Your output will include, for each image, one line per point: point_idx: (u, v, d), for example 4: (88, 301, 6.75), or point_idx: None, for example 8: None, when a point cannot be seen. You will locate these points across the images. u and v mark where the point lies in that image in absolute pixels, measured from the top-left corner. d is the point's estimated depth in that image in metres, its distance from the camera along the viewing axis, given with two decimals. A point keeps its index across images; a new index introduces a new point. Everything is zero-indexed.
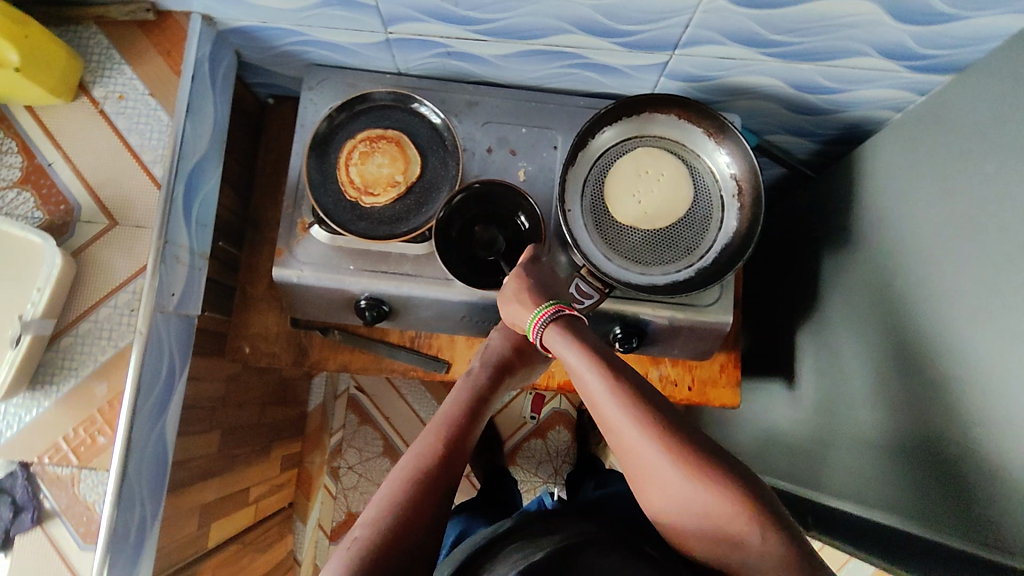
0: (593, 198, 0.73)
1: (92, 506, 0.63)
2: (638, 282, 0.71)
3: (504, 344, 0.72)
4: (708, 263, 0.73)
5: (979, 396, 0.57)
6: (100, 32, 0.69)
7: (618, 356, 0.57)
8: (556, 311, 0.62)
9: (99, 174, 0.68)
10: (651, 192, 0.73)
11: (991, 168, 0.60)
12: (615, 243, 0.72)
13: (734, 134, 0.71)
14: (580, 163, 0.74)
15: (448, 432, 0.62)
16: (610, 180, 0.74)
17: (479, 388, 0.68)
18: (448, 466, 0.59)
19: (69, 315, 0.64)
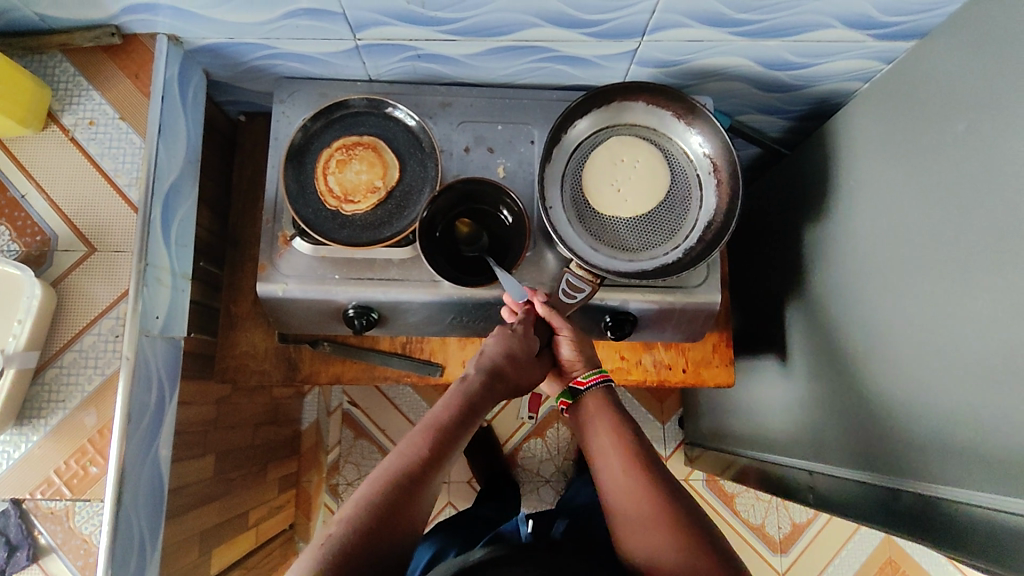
0: (573, 190, 0.74)
1: (89, 539, 0.62)
2: (626, 269, 0.71)
3: (504, 350, 0.69)
4: (695, 243, 0.73)
5: (970, 353, 0.58)
6: (66, 60, 0.68)
7: (637, 432, 0.65)
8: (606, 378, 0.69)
9: (73, 202, 0.66)
10: (630, 179, 0.74)
11: (960, 128, 0.60)
12: (600, 234, 0.73)
13: (705, 114, 0.71)
14: (556, 158, 0.74)
15: (435, 439, 0.61)
16: (588, 172, 0.74)
17: (473, 395, 0.66)
18: (428, 473, 0.59)
19: (52, 346, 0.63)
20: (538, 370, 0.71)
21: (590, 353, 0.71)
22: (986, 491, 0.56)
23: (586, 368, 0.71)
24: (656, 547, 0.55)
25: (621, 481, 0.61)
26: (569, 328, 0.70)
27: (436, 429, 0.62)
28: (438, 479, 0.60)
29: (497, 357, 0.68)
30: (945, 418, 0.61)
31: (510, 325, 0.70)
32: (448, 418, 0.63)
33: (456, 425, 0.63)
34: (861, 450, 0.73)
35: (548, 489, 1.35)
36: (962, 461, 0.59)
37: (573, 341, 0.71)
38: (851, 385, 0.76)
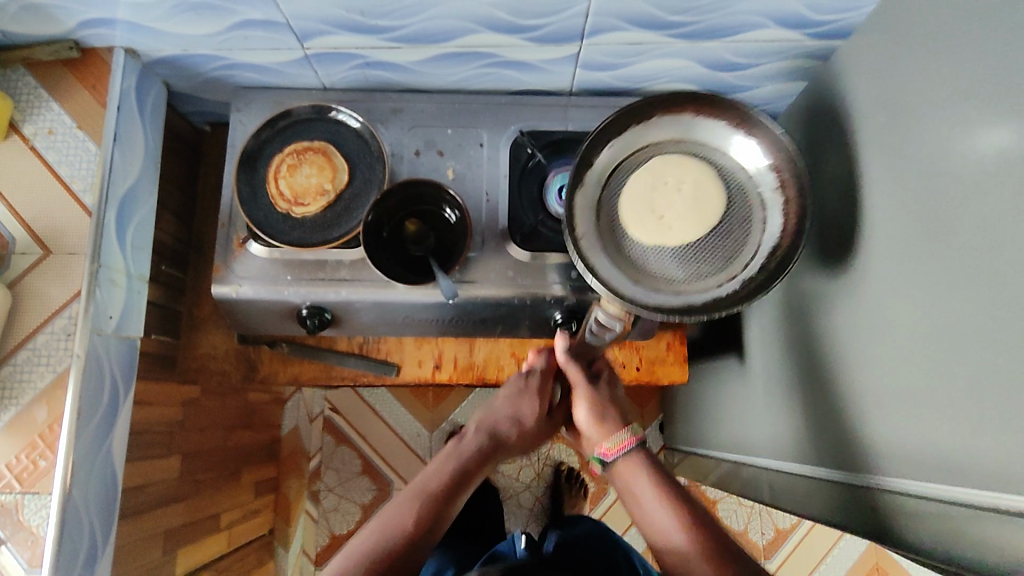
0: (607, 219, 0.70)
1: (37, 530, 0.64)
2: (672, 304, 0.67)
3: (511, 409, 0.75)
4: (756, 271, 0.68)
5: (897, 342, 0.58)
6: (28, 73, 0.71)
7: (681, 488, 0.66)
8: (636, 440, 0.69)
9: (31, 208, 0.69)
10: (674, 202, 0.70)
11: (886, 121, 0.61)
12: (641, 267, 0.69)
13: (762, 121, 0.67)
14: (587, 184, 0.71)
15: (428, 499, 0.66)
16: (625, 200, 0.70)
17: (467, 461, 0.71)
18: (416, 544, 0.63)
19: (8, 344, 0.66)
20: (539, 433, 0.77)
21: (613, 413, 0.72)
22: (913, 479, 0.56)
23: (614, 433, 0.70)
24: (668, 538, 0.62)
25: (674, 537, 0.62)
26: (586, 386, 0.73)
27: (427, 497, 0.66)
28: (428, 547, 0.64)
29: (499, 420, 0.75)
30: (879, 409, 0.61)
31: (523, 378, 0.76)
32: (439, 485, 0.68)
33: (447, 492, 0.68)
34: (810, 446, 0.73)
35: (528, 496, 1.35)
36: (893, 451, 0.59)
37: (592, 402, 0.72)
38: (800, 381, 0.76)
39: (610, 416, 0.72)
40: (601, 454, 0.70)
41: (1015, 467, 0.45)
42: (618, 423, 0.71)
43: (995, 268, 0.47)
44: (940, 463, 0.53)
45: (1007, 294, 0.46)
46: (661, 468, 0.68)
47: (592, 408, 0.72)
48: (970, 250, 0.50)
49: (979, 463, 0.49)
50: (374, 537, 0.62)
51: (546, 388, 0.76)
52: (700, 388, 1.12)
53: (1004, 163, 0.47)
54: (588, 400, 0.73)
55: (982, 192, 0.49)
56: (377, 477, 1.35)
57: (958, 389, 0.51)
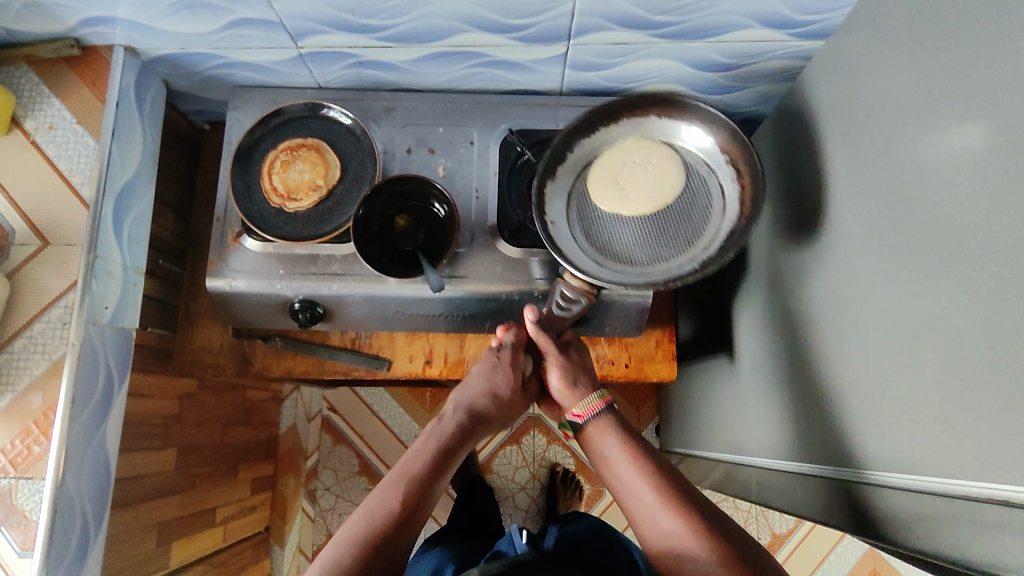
0: (580, 202, 0.74)
1: (29, 514, 0.65)
2: (633, 280, 0.69)
3: (485, 384, 0.77)
4: (711, 250, 0.70)
5: (871, 334, 0.59)
6: (31, 70, 0.74)
7: (678, 478, 0.66)
8: (605, 403, 0.73)
9: (31, 200, 0.71)
10: (641, 180, 0.73)
11: (861, 116, 0.62)
12: (606, 249, 0.71)
13: (700, 107, 0.72)
14: (564, 171, 0.74)
15: (415, 482, 0.66)
16: (594, 183, 0.73)
17: (448, 438, 0.72)
18: (407, 524, 0.63)
19: (5, 333, 0.67)
20: (511, 407, 0.79)
21: (585, 380, 0.76)
22: (887, 471, 0.57)
23: (585, 396, 0.75)
24: (666, 535, 0.60)
25: (675, 523, 0.61)
26: (558, 354, 0.76)
27: (413, 478, 0.67)
28: (417, 527, 0.64)
29: (475, 396, 0.76)
30: (857, 402, 0.62)
31: (495, 354, 0.78)
32: (424, 466, 0.68)
33: (432, 472, 0.68)
34: (794, 441, 0.74)
35: (524, 497, 1.36)
36: (869, 444, 0.59)
37: (563, 367, 0.76)
38: (784, 377, 0.77)
39: (582, 381, 0.76)
40: (574, 417, 0.73)
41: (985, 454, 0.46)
42: (590, 388, 0.76)
43: (962, 257, 0.47)
44: (909, 453, 0.53)
45: (974, 283, 0.46)
46: (656, 458, 0.68)
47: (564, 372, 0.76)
48: (937, 240, 0.50)
49: (947, 452, 0.49)
50: (365, 520, 0.62)
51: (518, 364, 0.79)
52: (693, 388, 1.13)
53: (971, 152, 0.47)
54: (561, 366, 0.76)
55: (950, 183, 0.49)
56: (374, 477, 1.35)
57: (928, 378, 0.51)
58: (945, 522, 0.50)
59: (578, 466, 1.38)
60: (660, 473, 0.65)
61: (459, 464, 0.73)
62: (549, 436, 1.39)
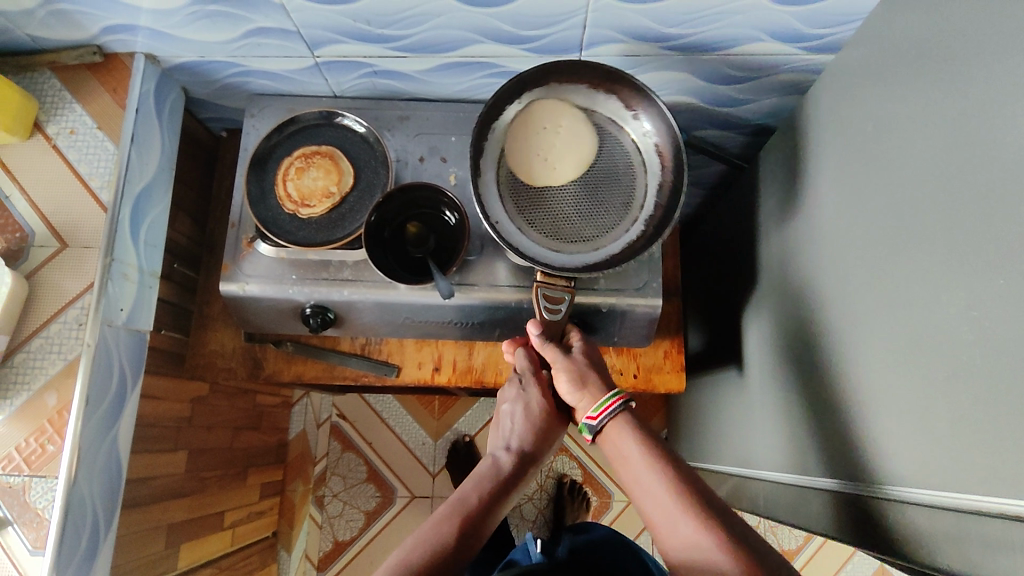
0: (507, 187, 0.72)
1: (41, 512, 0.66)
2: (598, 261, 0.70)
3: (523, 420, 0.75)
4: (652, 209, 0.72)
5: (881, 346, 0.59)
6: (54, 77, 0.75)
7: (711, 495, 0.59)
8: (623, 401, 0.68)
9: (51, 203, 0.72)
10: (556, 146, 0.73)
11: (871, 128, 0.62)
12: (558, 232, 0.71)
13: (654, 100, 0.69)
14: (488, 159, 0.72)
15: (468, 516, 0.65)
16: (517, 169, 0.72)
17: (499, 476, 0.71)
18: (458, 554, 0.61)
19: (22, 333, 0.69)
20: (553, 444, 0.77)
21: (595, 377, 0.71)
22: (897, 485, 0.56)
23: (598, 396, 0.69)
24: (692, 549, 0.55)
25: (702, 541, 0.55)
26: (564, 358, 0.71)
27: (467, 513, 0.65)
28: (469, 558, 0.62)
29: (518, 433, 0.74)
30: (867, 415, 0.61)
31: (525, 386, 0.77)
32: (477, 501, 0.67)
33: (485, 507, 0.67)
34: (803, 454, 0.73)
35: (531, 507, 1.35)
36: (878, 457, 0.59)
37: (570, 369, 0.70)
38: (793, 390, 0.76)
39: (592, 381, 0.70)
40: (589, 421, 0.68)
41: (993, 468, 0.45)
42: (600, 385, 0.70)
43: (974, 271, 0.47)
44: (921, 467, 0.53)
45: (985, 296, 0.46)
46: (685, 472, 0.62)
47: (572, 377, 0.70)
48: (949, 253, 0.50)
49: (959, 467, 0.49)
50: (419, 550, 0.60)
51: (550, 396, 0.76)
52: (703, 401, 1.12)
53: (982, 165, 0.47)
54: (568, 371, 0.70)
55: (961, 195, 0.49)
56: (382, 484, 1.36)
57: (940, 391, 0.51)
58: (954, 538, 0.50)
59: (585, 478, 1.37)
60: (692, 490, 0.59)
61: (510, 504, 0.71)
62: (557, 446, 1.39)
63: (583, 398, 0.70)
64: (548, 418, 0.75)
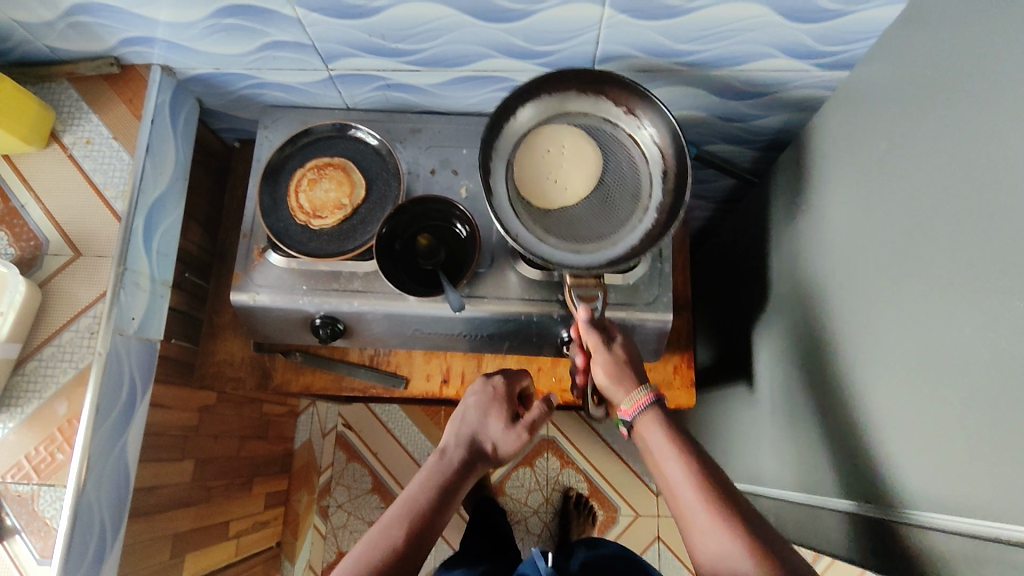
0: (516, 198, 0.71)
1: (50, 521, 0.66)
2: (618, 255, 0.69)
3: (481, 418, 0.74)
4: (661, 198, 0.71)
5: (895, 364, 0.58)
6: (71, 87, 0.76)
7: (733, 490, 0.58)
8: (654, 397, 0.65)
9: (66, 212, 0.73)
10: (561, 160, 0.72)
11: (885, 145, 0.62)
12: (576, 237, 0.71)
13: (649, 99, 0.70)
14: (495, 173, 0.72)
15: (417, 515, 0.65)
16: (524, 184, 0.72)
17: (450, 474, 0.70)
18: (410, 556, 0.62)
19: (34, 341, 0.69)
20: (516, 442, 0.73)
21: (633, 375, 0.67)
22: (910, 506, 0.56)
23: (632, 391, 0.66)
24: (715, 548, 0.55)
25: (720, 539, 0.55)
26: (606, 351, 0.67)
27: (415, 515, 0.65)
28: (422, 555, 0.64)
29: (474, 429, 0.73)
30: (880, 434, 0.61)
31: (490, 384, 0.76)
32: (427, 501, 0.67)
33: (434, 508, 0.67)
34: (814, 473, 0.73)
35: (536, 521, 1.34)
36: (892, 477, 0.58)
37: (611, 363, 0.67)
38: (804, 407, 0.76)
39: (626, 377, 0.67)
40: (622, 416, 0.66)
41: (1008, 490, 0.45)
42: (634, 380, 0.67)
43: (990, 290, 0.47)
44: (938, 489, 0.52)
45: (999, 315, 0.46)
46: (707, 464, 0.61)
47: (609, 369, 0.67)
48: (964, 272, 0.50)
49: (974, 488, 0.48)
50: (362, 557, 0.61)
51: (512, 396, 0.76)
52: (711, 415, 1.12)
53: (997, 185, 0.47)
54: (605, 364, 0.67)
55: (976, 215, 0.49)
56: (387, 495, 1.35)
57: (955, 411, 0.50)
58: (969, 561, 0.50)
59: (590, 491, 1.37)
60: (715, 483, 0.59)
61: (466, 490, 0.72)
62: (562, 459, 1.38)
63: (618, 393, 0.67)
64: (509, 416, 0.74)
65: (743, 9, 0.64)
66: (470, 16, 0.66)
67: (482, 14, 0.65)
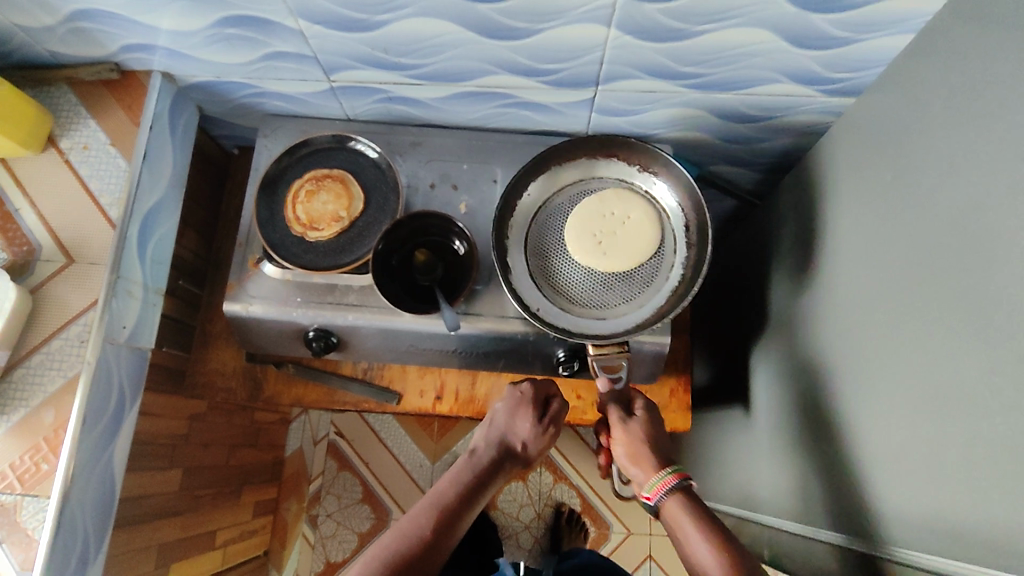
0: (536, 259, 0.74)
1: (31, 533, 0.65)
2: (641, 319, 0.71)
3: (509, 419, 0.75)
4: (685, 253, 0.72)
5: (893, 400, 0.57)
6: (71, 91, 0.76)
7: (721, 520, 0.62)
8: (681, 478, 0.66)
9: (60, 218, 0.72)
10: (607, 229, 0.72)
11: (888, 177, 0.61)
12: (605, 297, 0.72)
13: (666, 159, 0.72)
14: (515, 242, 0.74)
15: (442, 513, 0.66)
16: (543, 259, 0.74)
17: (479, 472, 0.71)
18: (432, 548, 0.63)
19: (23, 348, 0.69)
20: (545, 442, 0.74)
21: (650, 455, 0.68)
22: (905, 546, 0.55)
23: (651, 475, 0.67)
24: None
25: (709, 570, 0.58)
26: (622, 429, 0.70)
27: (444, 506, 0.66)
28: (444, 552, 0.64)
29: (504, 429, 0.74)
30: (874, 468, 0.60)
31: (518, 389, 0.76)
32: (455, 495, 0.68)
33: (460, 503, 0.67)
34: (810, 504, 0.72)
35: (527, 536, 1.33)
36: (888, 513, 0.57)
37: (628, 444, 0.69)
38: (800, 434, 0.75)
39: (645, 460, 0.68)
40: (646, 500, 0.67)
41: (1007, 538, 0.44)
42: (655, 466, 0.67)
43: (992, 330, 0.46)
44: (934, 530, 0.51)
45: (997, 358, 0.45)
46: (700, 504, 0.64)
47: (630, 452, 0.69)
48: (965, 310, 0.49)
49: (975, 534, 0.47)
50: (396, 541, 0.62)
51: (541, 398, 0.75)
52: (707, 436, 1.11)
53: (1000, 224, 0.46)
54: (624, 444, 0.70)
55: (980, 253, 0.48)
56: (378, 506, 1.34)
57: (953, 453, 0.49)
58: None
59: (583, 507, 1.36)
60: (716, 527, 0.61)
61: (487, 497, 0.72)
62: (556, 474, 1.37)
63: (639, 476, 0.68)
64: (538, 415, 0.74)
65: (748, 35, 0.64)
66: (474, 33, 0.65)
67: (487, 31, 0.65)
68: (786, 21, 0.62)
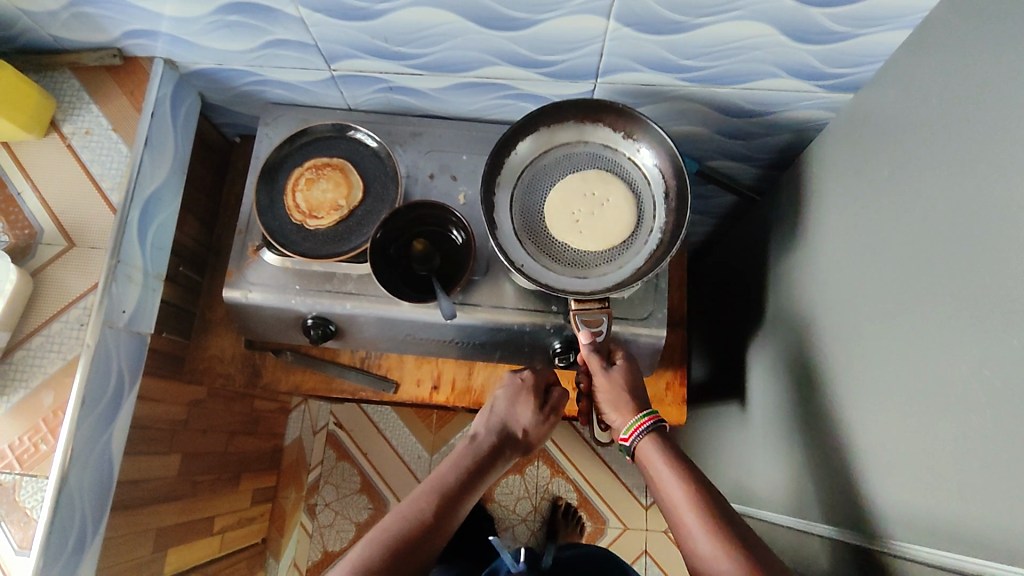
0: (521, 229, 0.73)
1: (29, 512, 0.65)
2: (621, 279, 0.71)
3: (509, 406, 0.75)
4: (663, 217, 0.72)
5: (886, 393, 0.57)
6: (74, 77, 0.76)
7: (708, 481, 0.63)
8: (654, 421, 0.68)
9: (62, 202, 0.73)
10: (588, 213, 0.73)
11: (884, 172, 0.61)
12: (585, 258, 0.72)
13: (652, 128, 0.71)
14: (501, 207, 0.74)
15: (443, 497, 0.66)
16: (526, 216, 0.74)
17: (480, 458, 0.71)
18: (433, 531, 0.63)
19: (24, 330, 0.69)
20: (543, 429, 0.76)
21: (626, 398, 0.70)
22: (896, 539, 0.55)
23: (629, 417, 0.69)
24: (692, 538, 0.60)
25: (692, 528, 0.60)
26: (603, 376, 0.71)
27: (445, 490, 0.67)
28: (445, 536, 0.64)
29: (505, 417, 0.74)
30: (868, 461, 0.60)
31: (518, 375, 0.76)
32: (455, 480, 0.68)
33: (461, 488, 0.68)
34: (804, 498, 0.72)
35: (524, 529, 1.34)
36: (879, 507, 0.58)
37: (606, 389, 0.71)
38: (795, 429, 0.75)
39: (624, 404, 0.70)
40: (623, 441, 0.69)
41: (996, 530, 0.44)
42: (632, 409, 0.70)
43: (984, 325, 0.46)
44: (924, 524, 0.52)
45: (990, 352, 0.45)
46: (678, 454, 0.66)
47: (613, 402, 0.71)
48: (959, 305, 0.49)
49: (963, 527, 0.47)
50: (397, 523, 0.62)
51: (541, 386, 0.76)
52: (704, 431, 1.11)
53: (994, 218, 0.47)
54: (606, 391, 0.71)
55: (974, 246, 0.48)
56: (375, 495, 1.35)
57: (944, 447, 0.50)
58: None
59: (580, 501, 1.36)
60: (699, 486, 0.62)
61: (487, 483, 0.72)
62: (553, 468, 1.38)
63: (618, 420, 0.70)
64: (539, 404, 0.75)
65: (747, 28, 0.64)
66: (474, 23, 0.65)
67: (486, 22, 0.65)
68: (785, 15, 0.62)
